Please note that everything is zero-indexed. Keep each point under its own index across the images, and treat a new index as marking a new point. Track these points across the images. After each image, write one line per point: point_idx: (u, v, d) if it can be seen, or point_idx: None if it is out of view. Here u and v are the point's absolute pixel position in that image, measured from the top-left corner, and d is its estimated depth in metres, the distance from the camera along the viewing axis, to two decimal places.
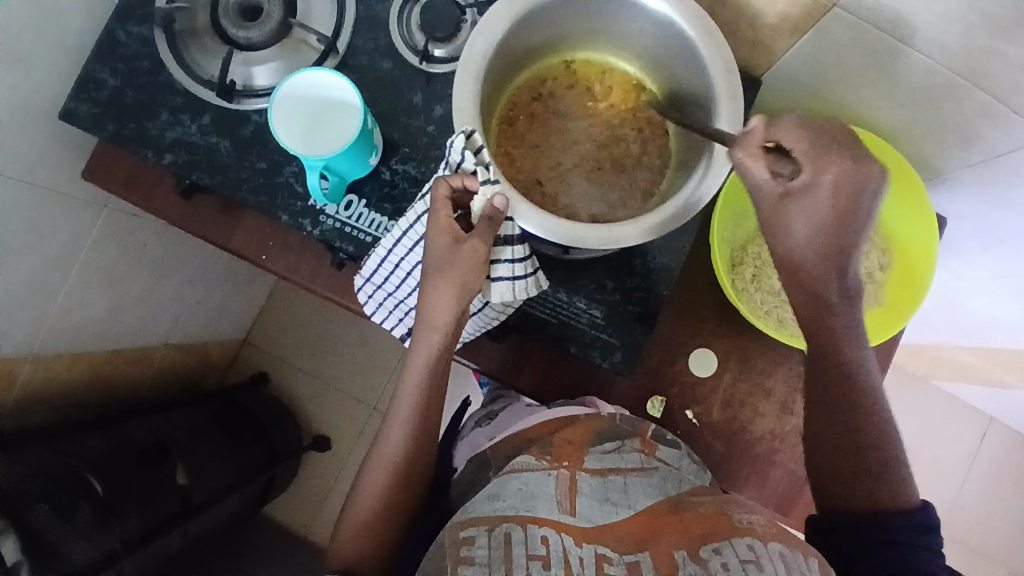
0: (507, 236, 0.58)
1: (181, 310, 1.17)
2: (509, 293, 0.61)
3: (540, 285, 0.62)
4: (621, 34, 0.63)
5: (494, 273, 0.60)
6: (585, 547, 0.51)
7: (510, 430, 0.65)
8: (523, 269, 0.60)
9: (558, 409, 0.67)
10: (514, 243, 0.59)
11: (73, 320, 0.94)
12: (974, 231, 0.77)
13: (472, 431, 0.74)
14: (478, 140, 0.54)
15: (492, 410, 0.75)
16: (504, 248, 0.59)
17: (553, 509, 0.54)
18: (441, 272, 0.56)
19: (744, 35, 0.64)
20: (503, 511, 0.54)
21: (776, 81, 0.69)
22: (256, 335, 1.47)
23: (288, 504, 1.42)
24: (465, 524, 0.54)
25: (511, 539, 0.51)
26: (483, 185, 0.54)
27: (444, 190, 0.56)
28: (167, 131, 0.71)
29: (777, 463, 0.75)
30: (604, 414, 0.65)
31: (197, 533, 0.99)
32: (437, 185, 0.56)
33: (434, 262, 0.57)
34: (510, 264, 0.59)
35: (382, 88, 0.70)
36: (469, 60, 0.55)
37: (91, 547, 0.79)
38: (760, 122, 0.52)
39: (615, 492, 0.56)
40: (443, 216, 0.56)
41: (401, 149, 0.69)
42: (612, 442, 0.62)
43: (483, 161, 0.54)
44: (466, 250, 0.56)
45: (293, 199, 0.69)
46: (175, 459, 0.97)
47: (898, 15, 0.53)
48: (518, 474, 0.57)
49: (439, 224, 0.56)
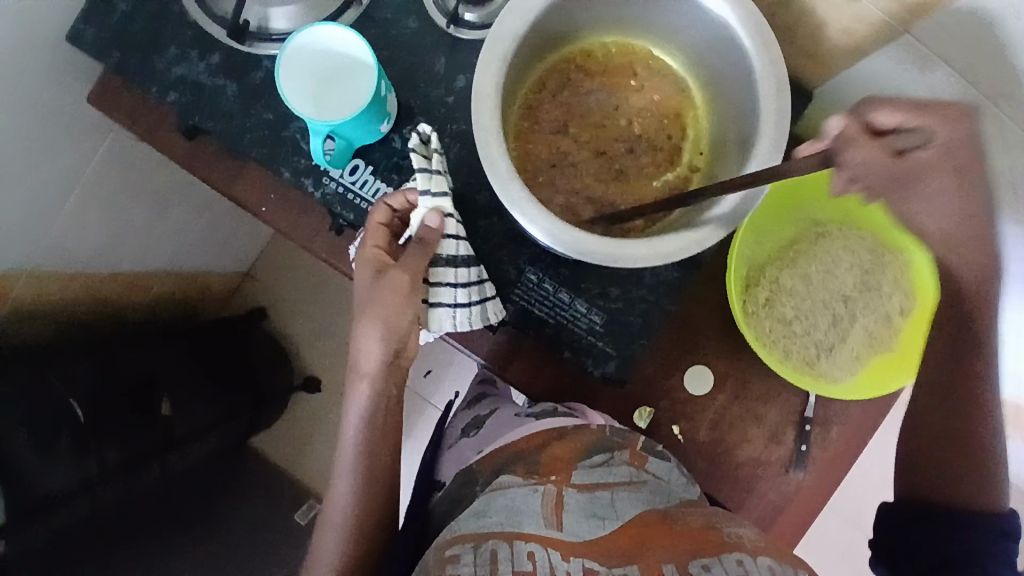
0: (449, 257, 0.61)
1: (183, 241, 1.15)
2: (453, 319, 0.63)
3: (485, 316, 0.64)
4: (670, 25, 0.58)
5: (435, 297, 0.62)
6: (572, 561, 0.48)
7: (498, 443, 0.64)
8: (466, 297, 0.62)
9: (546, 420, 0.66)
10: (458, 267, 0.62)
11: (68, 240, 0.93)
12: None
13: (459, 441, 0.72)
14: (482, 141, 0.51)
15: (478, 416, 0.73)
16: (448, 271, 0.61)
17: (539, 524, 0.52)
18: (370, 307, 0.60)
19: (801, 44, 0.58)
20: (488, 527, 0.52)
21: (830, 101, 0.63)
22: (258, 269, 1.45)
23: (273, 440, 1.44)
24: (452, 543, 0.52)
25: (496, 556, 0.48)
26: (423, 198, 0.59)
27: (381, 216, 0.61)
28: (174, 67, 0.67)
29: (757, 491, 0.73)
30: (593, 426, 0.65)
31: (178, 470, 0.99)
32: (376, 210, 0.61)
33: (363, 297, 0.60)
34: (452, 287, 0.62)
35: (404, 47, 0.65)
36: (495, 41, 0.51)
37: (67, 476, 0.81)
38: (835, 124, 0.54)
39: (602, 506, 0.55)
40: (371, 244, 0.61)
41: (417, 118, 0.65)
42: (601, 455, 0.62)
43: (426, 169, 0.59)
44: (387, 282, 0.59)
45: (298, 156, 0.66)
46: (162, 391, 0.98)
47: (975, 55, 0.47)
48: (504, 491, 0.57)
49: (366, 254, 0.60)
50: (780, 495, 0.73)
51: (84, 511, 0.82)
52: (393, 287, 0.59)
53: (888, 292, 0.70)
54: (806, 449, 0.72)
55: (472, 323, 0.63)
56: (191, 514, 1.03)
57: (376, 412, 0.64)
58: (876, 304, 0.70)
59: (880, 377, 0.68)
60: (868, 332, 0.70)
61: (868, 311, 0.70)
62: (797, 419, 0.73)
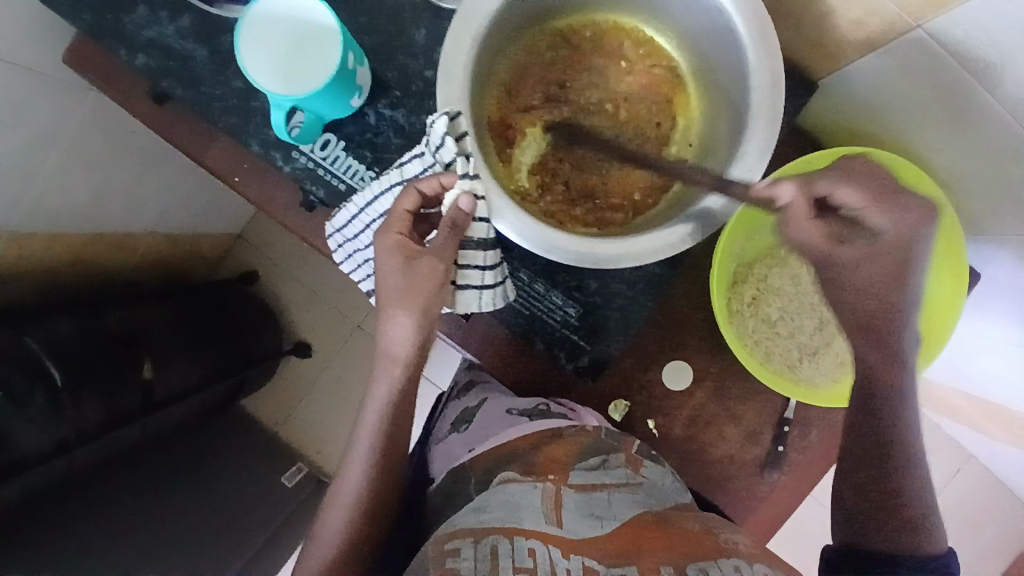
0: (481, 240, 0.49)
1: (169, 201, 1.12)
2: (480, 302, 0.53)
3: (506, 295, 0.56)
4: (665, 5, 0.53)
5: (461, 280, 0.51)
6: (572, 559, 0.48)
7: (488, 446, 0.62)
8: (493, 278, 0.53)
9: (533, 423, 0.63)
10: (488, 249, 0.50)
11: (49, 198, 0.90)
12: (1004, 294, 0.70)
13: (447, 437, 0.69)
14: (463, 125, 0.46)
15: (466, 409, 0.71)
16: (476, 253, 0.50)
17: (540, 521, 0.51)
18: (401, 298, 0.47)
19: (807, 30, 0.54)
20: (489, 523, 0.51)
21: (831, 94, 0.59)
22: (251, 232, 1.44)
23: (260, 401, 1.45)
24: (450, 537, 0.51)
25: (497, 551, 0.48)
26: (460, 179, 0.46)
27: (409, 202, 0.46)
28: (141, 27, 0.63)
29: (730, 491, 0.72)
30: (588, 427, 0.63)
31: (157, 430, 0.99)
32: (402, 196, 0.46)
33: (390, 289, 0.47)
34: (481, 270, 0.51)
35: (383, 14, 0.61)
36: (468, 17, 0.47)
37: (44, 437, 0.79)
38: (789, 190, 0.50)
39: (599, 507, 0.55)
40: (394, 231, 0.46)
41: (392, 92, 0.62)
42: (597, 458, 0.60)
43: (463, 150, 0.46)
44: (422, 271, 0.46)
45: (267, 128, 0.63)
46: (143, 354, 0.96)
47: (992, 56, 0.43)
48: (504, 487, 0.56)
49: (389, 243, 0.46)
50: (753, 495, 0.72)
51: (59, 471, 0.82)
52: (429, 276, 0.46)
53: None
54: (782, 451, 0.71)
55: (494, 305, 0.55)
56: (171, 475, 1.05)
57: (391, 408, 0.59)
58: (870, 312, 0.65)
59: None
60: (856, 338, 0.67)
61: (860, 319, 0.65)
62: (775, 420, 0.71)
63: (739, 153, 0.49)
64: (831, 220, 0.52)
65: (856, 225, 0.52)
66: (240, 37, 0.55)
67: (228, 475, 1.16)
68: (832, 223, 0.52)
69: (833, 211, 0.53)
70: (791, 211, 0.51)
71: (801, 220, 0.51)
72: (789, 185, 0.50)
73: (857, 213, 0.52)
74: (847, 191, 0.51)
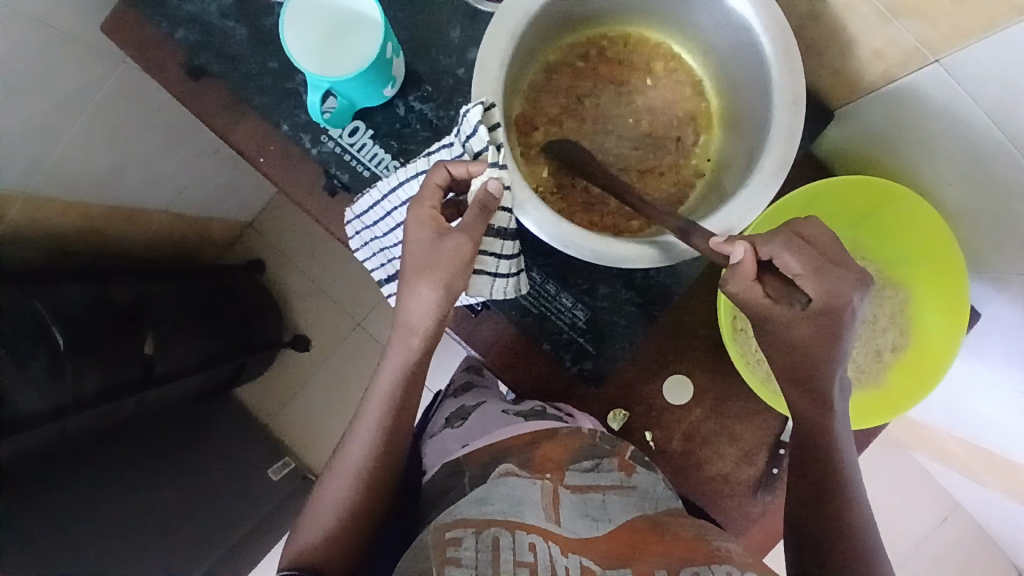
0: (501, 228, 0.51)
1: (185, 180, 1.13)
2: (491, 288, 0.54)
3: (519, 287, 0.57)
4: (692, 23, 0.55)
5: (479, 264, 0.52)
6: (571, 558, 0.50)
7: (480, 441, 0.60)
8: (508, 267, 0.54)
9: (530, 424, 0.62)
10: (507, 237, 0.52)
11: (70, 164, 0.91)
12: (1005, 338, 0.70)
13: (441, 431, 0.67)
14: (497, 116, 0.48)
15: (464, 407, 0.69)
16: (496, 240, 0.51)
17: (539, 517, 0.52)
18: (425, 270, 0.47)
19: (829, 59, 0.56)
20: (490, 515, 0.51)
21: (849, 123, 0.61)
22: (262, 222, 1.45)
23: (254, 389, 1.44)
24: (452, 525, 0.51)
25: (499, 543, 0.49)
26: (490, 167, 0.47)
27: (440, 178, 0.47)
28: (187, 3, 0.65)
29: (721, 509, 0.72)
30: (582, 429, 0.63)
31: (152, 406, 0.99)
32: (433, 170, 0.47)
33: (414, 260, 0.48)
34: (496, 258, 0.52)
35: (420, 12, 0.63)
36: (508, 15, 0.49)
37: (40, 398, 0.78)
38: (748, 252, 0.47)
39: (594, 508, 0.55)
40: (427, 206, 0.47)
41: (423, 87, 0.63)
42: (590, 460, 0.60)
43: (496, 141, 0.48)
44: (449, 247, 0.47)
45: (299, 110, 0.65)
46: (147, 328, 0.96)
47: (1005, 96, 0.45)
48: (505, 479, 0.55)
49: (421, 216, 0.47)
50: (744, 516, 0.72)
51: (52, 435, 0.81)
52: (456, 252, 0.47)
53: (881, 328, 0.67)
54: (777, 473, 0.71)
55: (506, 294, 0.56)
56: (161, 455, 1.04)
57: None
58: (869, 338, 0.67)
59: (865, 412, 0.65)
60: (856, 365, 0.67)
61: (860, 344, 0.67)
62: (771, 442, 0.72)
63: (755, 169, 0.50)
64: (768, 281, 0.50)
65: (790, 288, 0.50)
66: (289, 5, 0.55)
67: (212, 461, 1.14)
68: (769, 284, 0.50)
69: (773, 271, 0.51)
70: (740, 269, 0.48)
71: (748, 280, 0.48)
72: (742, 244, 0.47)
73: (793, 278, 0.49)
74: (785, 255, 0.48)
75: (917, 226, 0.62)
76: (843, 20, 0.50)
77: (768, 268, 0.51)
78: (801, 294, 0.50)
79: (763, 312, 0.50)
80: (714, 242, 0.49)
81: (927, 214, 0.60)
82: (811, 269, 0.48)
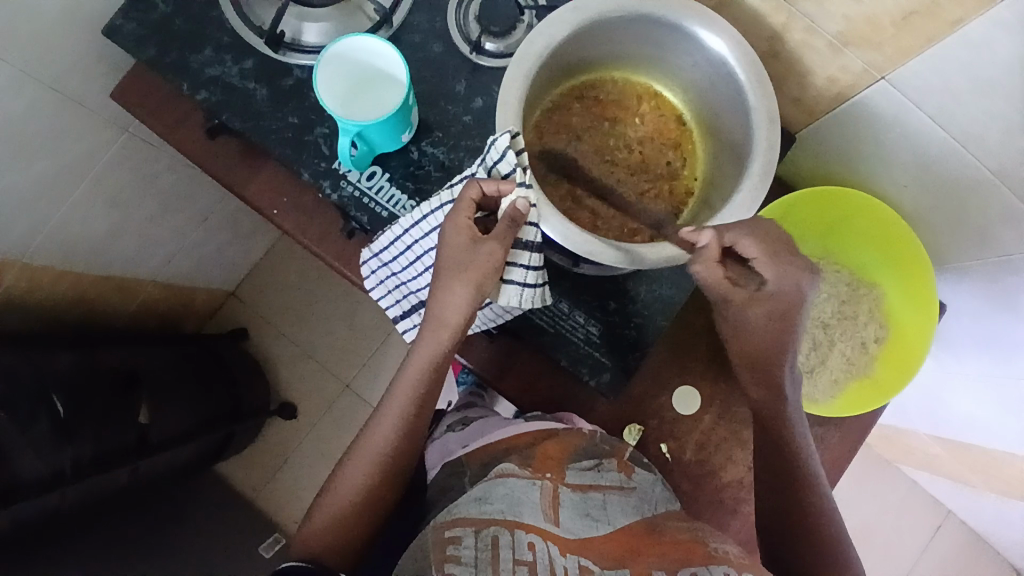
0: (528, 241, 0.56)
1: (178, 247, 1.15)
2: (519, 298, 0.59)
3: (544, 298, 0.61)
4: (674, 65, 0.64)
5: (507, 275, 0.58)
6: (569, 557, 0.53)
7: (486, 440, 0.65)
8: (535, 278, 0.59)
9: (533, 423, 0.67)
10: (533, 250, 0.57)
11: (66, 231, 0.91)
12: (971, 328, 0.78)
13: (442, 435, 0.72)
14: (521, 142, 0.54)
15: (466, 416, 0.73)
16: (523, 253, 0.57)
17: (538, 517, 0.55)
18: (461, 270, 0.54)
19: (790, 90, 0.65)
20: (490, 514, 0.55)
21: (811, 143, 0.70)
22: (245, 289, 1.44)
23: (240, 462, 1.39)
24: (451, 524, 0.55)
25: (498, 542, 0.52)
26: (519, 186, 0.53)
27: (474, 193, 0.54)
28: (207, 67, 0.70)
29: (740, 515, 0.74)
30: (583, 430, 0.66)
31: (146, 477, 0.95)
32: (469, 186, 0.54)
33: (450, 262, 0.54)
34: (524, 269, 0.57)
35: (429, 68, 0.70)
36: (523, 59, 0.56)
37: (40, 464, 0.76)
38: (711, 237, 0.54)
39: (595, 508, 0.58)
40: (464, 216, 0.54)
41: (434, 133, 0.69)
42: (590, 460, 0.63)
43: (522, 164, 0.54)
44: (484, 252, 0.53)
45: (318, 159, 0.69)
46: (142, 395, 0.93)
47: (944, 102, 0.55)
48: (504, 479, 0.58)
49: (459, 223, 0.54)
50: None
51: (48, 505, 0.78)
52: (489, 257, 0.54)
53: (863, 322, 0.73)
54: None
55: (532, 304, 0.60)
56: (146, 537, 1.00)
57: (411, 421, 0.60)
58: (853, 333, 0.73)
59: (859, 402, 0.71)
60: (846, 358, 0.73)
61: (845, 340, 0.73)
62: None
63: (744, 178, 0.57)
64: (730, 265, 0.57)
65: (748, 271, 0.56)
66: (323, 59, 0.62)
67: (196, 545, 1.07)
68: (731, 267, 0.56)
69: (736, 258, 0.57)
70: (706, 252, 0.55)
71: (713, 262, 0.55)
72: (707, 232, 0.55)
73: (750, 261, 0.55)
74: (747, 242, 0.54)
75: (877, 228, 0.70)
76: (800, 54, 0.60)
77: (733, 254, 0.57)
78: (756, 276, 0.56)
79: (725, 295, 0.56)
80: (684, 232, 0.56)
81: (887, 215, 0.69)
82: (767, 255, 0.54)
